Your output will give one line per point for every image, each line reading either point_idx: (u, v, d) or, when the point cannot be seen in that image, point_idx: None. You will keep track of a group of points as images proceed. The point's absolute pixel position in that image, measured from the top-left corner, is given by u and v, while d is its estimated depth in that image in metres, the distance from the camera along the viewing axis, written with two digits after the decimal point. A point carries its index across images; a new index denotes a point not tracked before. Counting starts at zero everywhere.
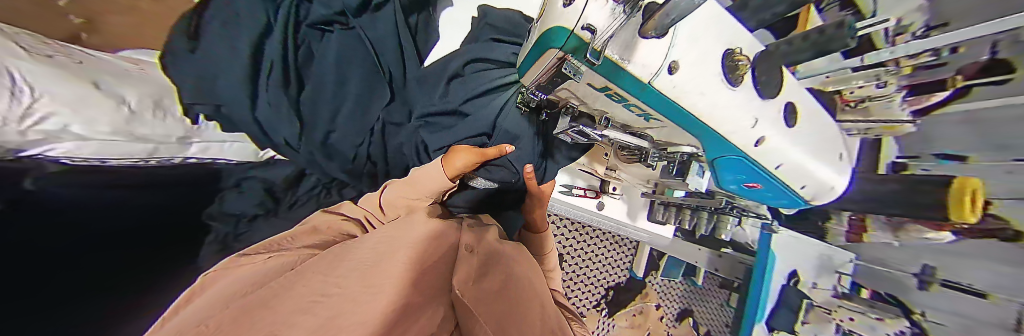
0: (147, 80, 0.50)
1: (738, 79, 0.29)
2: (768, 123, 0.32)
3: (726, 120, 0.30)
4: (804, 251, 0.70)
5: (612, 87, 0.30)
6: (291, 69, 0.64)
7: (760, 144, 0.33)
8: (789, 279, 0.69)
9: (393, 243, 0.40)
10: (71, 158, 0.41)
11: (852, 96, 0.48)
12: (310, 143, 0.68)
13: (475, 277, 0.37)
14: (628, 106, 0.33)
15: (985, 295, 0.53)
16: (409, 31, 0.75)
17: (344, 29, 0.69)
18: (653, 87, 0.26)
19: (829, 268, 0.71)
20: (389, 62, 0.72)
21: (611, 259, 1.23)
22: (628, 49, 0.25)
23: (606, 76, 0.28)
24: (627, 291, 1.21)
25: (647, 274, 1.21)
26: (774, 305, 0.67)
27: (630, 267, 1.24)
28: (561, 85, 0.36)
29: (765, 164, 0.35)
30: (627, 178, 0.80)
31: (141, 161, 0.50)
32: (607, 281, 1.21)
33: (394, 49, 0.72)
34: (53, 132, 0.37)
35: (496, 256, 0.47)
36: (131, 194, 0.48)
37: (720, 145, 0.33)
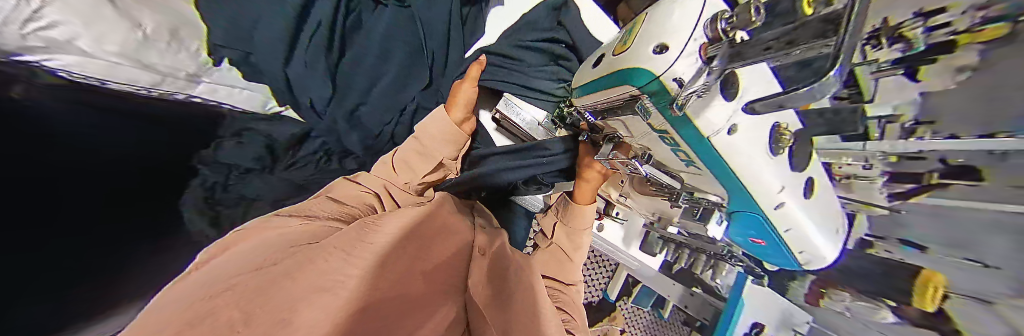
0: (167, 10, 0.47)
1: (779, 149, 0.31)
2: (792, 192, 0.34)
3: (762, 185, 0.32)
4: (773, 307, 0.75)
5: (671, 132, 0.30)
6: (338, 34, 0.60)
7: (782, 211, 0.35)
8: (751, 330, 0.74)
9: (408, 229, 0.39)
10: (69, 72, 0.38)
11: (840, 171, 0.47)
12: (339, 110, 0.65)
13: (482, 283, 0.38)
14: (674, 151, 0.34)
15: None
16: (463, 19, 0.73)
17: (399, 6, 0.67)
18: (709, 140, 0.27)
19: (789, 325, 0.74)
20: (434, 48, 0.70)
21: (590, 276, 1.27)
22: (702, 107, 0.25)
23: (673, 124, 0.28)
24: (597, 311, 1.24)
25: (619, 298, 1.26)
26: None
27: (606, 289, 1.29)
28: (617, 116, 0.36)
29: (779, 227, 0.37)
30: (633, 206, 0.78)
31: (141, 90, 0.46)
32: None
33: (443, 36, 0.69)
34: (58, 43, 0.35)
35: (499, 261, 0.48)
36: (112, 123, 0.44)
37: (746, 203, 0.36)
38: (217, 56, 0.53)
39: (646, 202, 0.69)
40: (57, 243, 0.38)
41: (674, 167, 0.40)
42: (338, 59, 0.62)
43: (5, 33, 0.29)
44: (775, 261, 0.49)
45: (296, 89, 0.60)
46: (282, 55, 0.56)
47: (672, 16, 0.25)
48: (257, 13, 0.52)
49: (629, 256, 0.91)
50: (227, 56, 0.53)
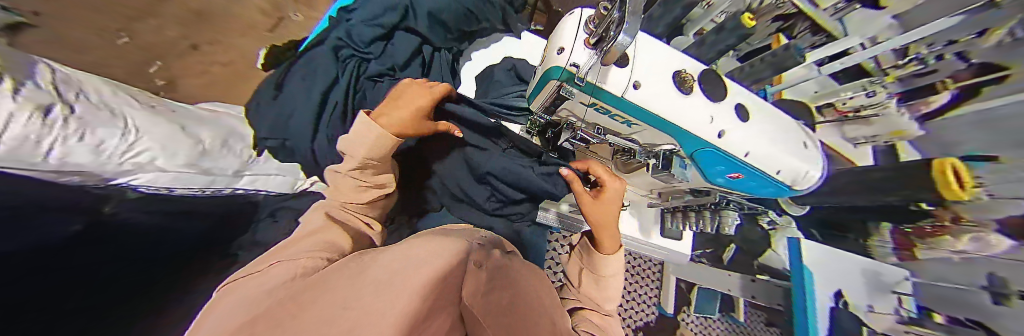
0: (220, 126, 0.61)
1: (688, 88, 0.37)
2: (724, 119, 0.38)
3: (688, 123, 0.36)
4: (840, 266, 0.70)
5: (599, 102, 0.36)
6: (349, 110, 0.69)
7: (726, 146, 0.38)
8: (837, 300, 0.68)
9: (388, 261, 0.38)
10: (146, 187, 0.47)
11: (846, 107, 0.69)
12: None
13: (480, 292, 0.34)
14: (607, 116, 0.39)
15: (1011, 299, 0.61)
16: (452, 76, 0.85)
17: (392, 80, 0.75)
18: (626, 98, 0.34)
19: (880, 287, 0.72)
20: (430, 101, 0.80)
21: (636, 293, 1.07)
22: (601, 74, 0.33)
23: (591, 95, 0.35)
24: (660, 332, 1.05)
25: (678, 310, 1.07)
26: (829, 330, 0.64)
27: (658, 302, 1.08)
28: (560, 105, 0.42)
29: (732, 152, 0.39)
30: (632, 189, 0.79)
31: (198, 190, 0.55)
32: (633, 320, 1.04)
33: (438, 89, 0.81)
34: (142, 164, 0.45)
35: (495, 273, 0.43)
36: (175, 225, 0.50)
37: (689, 142, 0.39)
38: (262, 148, 0.66)
39: (641, 181, 0.71)
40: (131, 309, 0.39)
41: (624, 131, 0.43)
42: (353, 129, 0.72)
43: (105, 164, 0.40)
44: (768, 194, 0.47)
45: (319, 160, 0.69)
46: (309, 134, 0.65)
47: (563, 29, 0.35)
48: (287, 111, 0.65)
49: (654, 246, 0.84)
50: (267, 146, 0.66)
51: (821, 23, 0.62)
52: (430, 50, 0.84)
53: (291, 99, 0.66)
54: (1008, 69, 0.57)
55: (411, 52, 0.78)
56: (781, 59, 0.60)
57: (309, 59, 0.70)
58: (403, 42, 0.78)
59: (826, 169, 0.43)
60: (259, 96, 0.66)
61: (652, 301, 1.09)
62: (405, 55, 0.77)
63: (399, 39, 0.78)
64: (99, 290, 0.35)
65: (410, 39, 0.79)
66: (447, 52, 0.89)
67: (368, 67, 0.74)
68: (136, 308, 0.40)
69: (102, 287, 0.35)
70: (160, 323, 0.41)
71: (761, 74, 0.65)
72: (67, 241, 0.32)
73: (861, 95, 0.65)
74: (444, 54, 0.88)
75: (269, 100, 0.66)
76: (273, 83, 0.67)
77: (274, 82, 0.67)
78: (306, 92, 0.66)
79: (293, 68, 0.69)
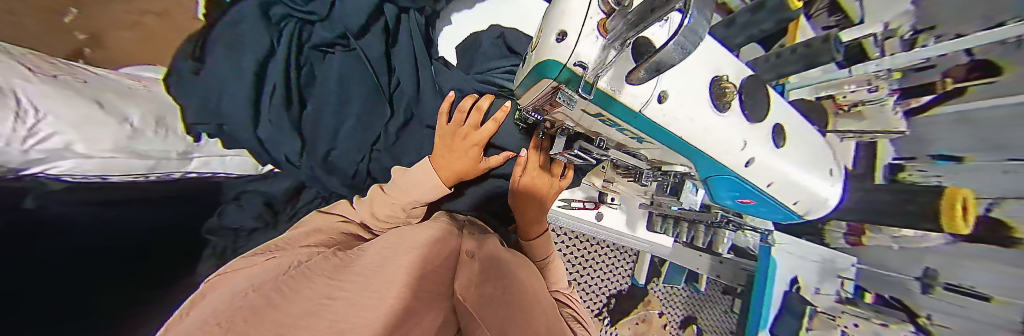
0: (148, 99, 0.51)
1: (724, 105, 0.31)
2: (758, 145, 0.33)
3: (713, 148, 0.32)
4: (800, 256, 0.75)
5: (606, 113, 0.31)
6: (294, 91, 0.63)
7: (746, 175, 0.35)
8: (791, 285, 0.74)
9: (377, 258, 0.35)
10: (72, 176, 0.40)
11: (846, 102, 0.59)
12: (312, 156, 0.68)
13: (477, 284, 0.31)
14: (615, 127, 0.35)
15: (933, 288, 0.64)
16: (423, 48, 0.74)
17: (347, 51, 0.70)
18: (644, 111, 0.29)
19: (830, 271, 0.76)
20: (401, 76, 0.73)
21: (613, 266, 1.15)
22: (617, 81, 0.27)
23: (603, 106, 0.29)
24: (630, 299, 1.15)
25: (649, 281, 1.16)
26: (779, 310, 0.73)
27: (633, 274, 1.18)
28: (558, 108, 0.35)
29: (752, 181, 0.36)
30: (625, 189, 0.79)
31: (142, 176, 0.50)
32: (608, 289, 1.14)
33: (409, 59, 0.72)
34: (55, 151, 0.37)
35: (490, 263, 0.40)
36: (125, 213, 0.46)
37: (708, 169, 0.36)
38: (196, 132, 0.57)
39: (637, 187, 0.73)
40: (94, 303, 0.36)
41: (632, 145, 0.40)
42: (302, 111, 0.65)
43: (7, 153, 0.31)
44: (775, 218, 0.46)
45: (269, 148, 0.64)
46: (249, 117, 0.59)
47: (569, 9, 0.27)
48: (222, 88, 0.58)
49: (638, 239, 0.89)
50: (203, 131, 0.58)
51: (842, 5, 0.62)
52: (394, 14, 0.73)
53: (221, 70, 0.57)
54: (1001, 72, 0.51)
55: (366, 28, 0.69)
56: (814, 52, 0.44)
57: (242, 18, 0.61)
58: (357, 4, 0.68)
59: (842, 194, 0.41)
60: (175, 67, 0.55)
61: (627, 273, 1.18)
62: (360, 26, 0.68)
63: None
64: (60, 285, 0.32)
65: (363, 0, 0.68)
66: (417, 15, 0.77)
67: (318, 39, 0.67)
68: (105, 300, 0.38)
69: (64, 278, 0.33)
70: (134, 306, 0.41)
71: (784, 70, 0.49)
72: (2, 242, 0.27)
73: (863, 90, 0.55)
74: (413, 19, 0.76)
75: (190, 74, 0.55)
76: (191, 49, 0.56)
77: (192, 48, 0.56)
78: (240, 66, 0.59)
79: (212, 35, 0.58)
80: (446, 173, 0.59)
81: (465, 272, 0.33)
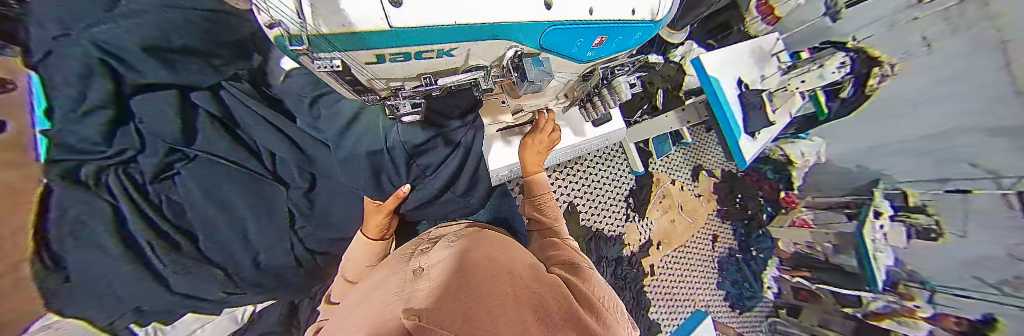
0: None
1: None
2: None
3: (578, 7, 0.19)
4: (735, 57, 0.73)
5: (383, 52, 0.16)
6: (166, 227, 0.36)
7: (634, 11, 0.23)
8: (742, 87, 0.73)
9: (338, 324, 0.21)
10: None
11: None
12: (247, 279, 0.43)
13: (455, 275, 0.19)
14: (438, 58, 0.19)
15: (839, 15, 0.78)
16: (261, 100, 0.42)
17: (188, 162, 0.37)
18: (405, 29, 0.14)
19: (765, 57, 0.78)
20: (262, 141, 0.41)
21: (610, 172, 1.08)
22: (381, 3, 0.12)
23: (355, 48, 0.15)
24: (642, 189, 1.10)
25: (647, 164, 1.12)
26: (744, 114, 0.71)
27: (631, 168, 1.11)
28: (370, 82, 0.20)
29: (640, 15, 0.23)
30: (542, 98, 0.41)
31: None
32: (620, 193, 1.08)
33: (256, 119, 0.40)
34: None
35: (480, 250, 0.27)
36: None
37: (577, 42, 0.23)
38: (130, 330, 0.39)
39: (545, 94, 0.39)
40: None
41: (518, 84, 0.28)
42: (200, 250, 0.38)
43: None
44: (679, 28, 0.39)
45: (201, 297, 0.40)
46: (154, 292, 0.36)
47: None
48: (107, 276, 0.33)
49: (590, 143, 0.61)
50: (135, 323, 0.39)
51: None
52: (207, 93, 0.38)
53: None
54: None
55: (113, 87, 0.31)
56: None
57: None
58: (118, 27, 0.30)
59: None
60: None
61: (625, 170, 1.11)
62: (106, 87, 0.30)
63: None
64: None
65: (123, 24, 0.31)
66: (240, 83, 0.42)
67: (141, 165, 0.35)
68: None
69: None
70: None
71: None
72: None
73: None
74: (234, 87, 0.40)
75: None
76: None
77: None
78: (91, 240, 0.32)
79: None
80: (366, 233, 0.38)
81: (429, 273, 0.21)
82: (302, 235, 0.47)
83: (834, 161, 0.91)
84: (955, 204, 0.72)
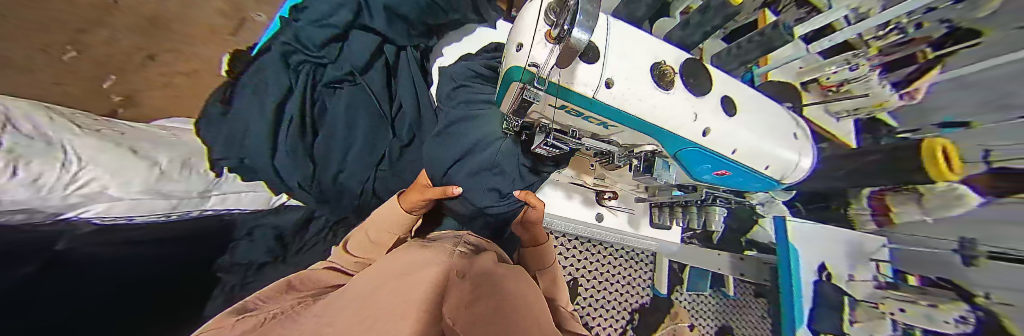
0: (174, 145, 0.41)
1: (704, 88, 0.21)
2: (789, 147, 0.25)
3: (725, 144, 0.22)
4: (824, 237, 0.60)
5: (569, 106, 0.21)
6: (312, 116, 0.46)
7: (768, 167, 0.25)
8: (821, 274, 0.58)
9: (386, 268, 0.23)
10: (105, 217, 0.31)
11: (830, 82, 0.48)
12: (319, 185, 0.46)
13: (505, 297, 0.19)
14: (596, 124, 0.23)
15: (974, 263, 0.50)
16: (420, 70, 0.55)
17: (354, 84, 0.49)
18: (599, 101, 0.20)
19: (858, 255, 0.60)
20: (403, 95, 0.52)
21: (630, 276, 0.99)
22: (590, 85, 0.19)
23: (558, 96, 0.20)
24: (654, 312, 0.97)
25: (672, 290, 0.99)
26: (813, 304, 0.56)
27: (652, 284, 1.00)
28: (533, 115, 0.26)
29: (770, 172, 0.25)
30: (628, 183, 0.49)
31: (165, 216, 0.38)
32: (630, 303, 0.97)
33: (410, 83, 0.52)
34: (92, 196, 0.28)
35: (518, 285, 0.27)
36: (130, 265, 0.31)
37: (705, 167, 0.25)
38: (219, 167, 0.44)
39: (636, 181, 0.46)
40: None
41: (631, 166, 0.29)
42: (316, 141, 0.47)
43: (49, 200, 0.24)
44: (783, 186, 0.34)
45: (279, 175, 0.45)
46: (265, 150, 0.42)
47: (527, 10, 0.21)
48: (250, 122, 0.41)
49: (645, 239, 0.59)
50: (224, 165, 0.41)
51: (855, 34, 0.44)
52: (393, 47, 0.52)
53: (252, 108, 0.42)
54: (980, 36, 0.41)
55: (348, 19, 0.46)
56: (768, 39, 0.46)
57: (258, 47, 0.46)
58: None
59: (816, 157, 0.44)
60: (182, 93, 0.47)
61: (647, 282, 1.00)
62: (345, 17, 0.45)
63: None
64: None
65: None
66: (414, 51, 0.55)
67: (324, 72, 0.47)
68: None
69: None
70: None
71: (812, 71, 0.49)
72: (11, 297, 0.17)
73: (844, 70, 0.46)
74: (409, 53, 0.54)
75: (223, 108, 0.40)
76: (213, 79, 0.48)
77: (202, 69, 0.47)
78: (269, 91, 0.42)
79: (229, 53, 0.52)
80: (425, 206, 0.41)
81: (483, 278, 0.22)
82: (377, 176, 0.51)
83: None
84: None
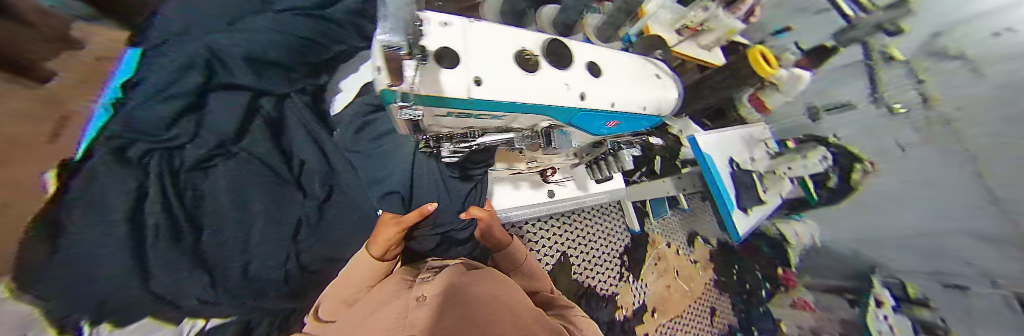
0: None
1: (566, 62, 0.24)
2: (653, 86, 0.29)
3: (604, 101, 0.25)
4: (729, 139, 0.79)
5: (455, 112, 0.21)
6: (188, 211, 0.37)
7: (644, 108, 0.28)
8: (733, 166, 0.76)
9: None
10: None
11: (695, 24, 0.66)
12: (228, 288, 0.40)
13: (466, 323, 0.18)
14: (491, 120, 0.23)
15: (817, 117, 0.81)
16: (317, 116, 0.49)
17: (231, 156, 0.41)
18: (480, 100, 0.19)
19: (753, 142, 0.82)
20: (304, 148, 0.46)
21: (607, 228, 1.09)
22: (462, 86, 0.18)
23: (437, 106, 0.19)
24: (636, 249, 1.09)
25: (642, 224, 1.12)
26: (736, 191, 0.73)
27: (626, 226, 1.12)
28: (430, 130, 0.25)
29: (649, 111, 0.29)
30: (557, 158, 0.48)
31: None
32: (615, 250, 1.07)
33: (306, 131, 0.47)
34: None
35: (488, 294, 0.26)
36: None
37: (597, 124, 0.28)
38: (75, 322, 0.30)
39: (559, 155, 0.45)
40: None
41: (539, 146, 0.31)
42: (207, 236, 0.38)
43: None
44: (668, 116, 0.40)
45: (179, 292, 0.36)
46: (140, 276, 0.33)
47: None
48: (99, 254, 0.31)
49: (598, 195, 0.65)
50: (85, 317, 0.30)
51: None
52: (274, 98, 0.46)
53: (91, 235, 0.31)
54: None
55: (201, 81, 0.36)
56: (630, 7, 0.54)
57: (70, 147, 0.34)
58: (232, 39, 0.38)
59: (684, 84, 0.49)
60: None
61: (623, 227, 1.11)
62: (193, 82, 0.36)
63: (189, 9, 0.34)
64: None
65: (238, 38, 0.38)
66: (302, 95, 0.50)
67: (183, 154, 0.37)
68: None
69: None
70: None
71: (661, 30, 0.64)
72: None
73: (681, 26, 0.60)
74: (297, 99, 0.49)
75: None
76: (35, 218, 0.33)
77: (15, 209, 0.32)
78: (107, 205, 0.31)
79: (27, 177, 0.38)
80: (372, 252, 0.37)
81: (442, 308, 0.21)
82: (302, 249, 0.47)
83: (829, 245, 0.88)
84: (960, 306, 0.68)
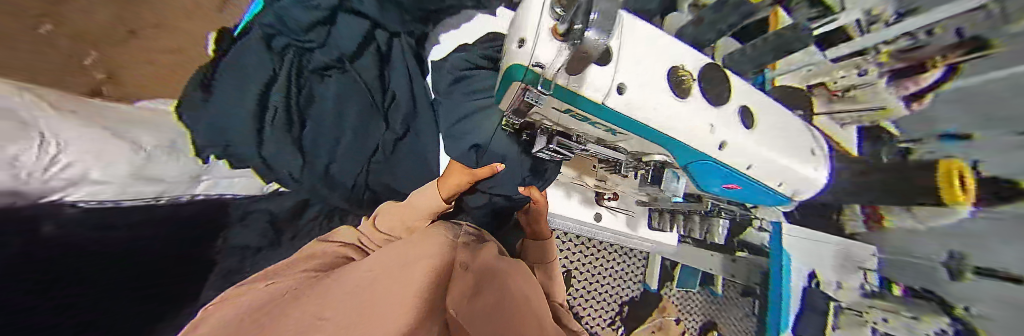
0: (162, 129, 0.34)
1: (722, 98, 0.21)
2: (806, 163, 0.23)
3: (739, 159, 0.22)
4: None
5: (575, 110, 0.22)
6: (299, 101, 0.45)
7: (782, 184, 0.23)
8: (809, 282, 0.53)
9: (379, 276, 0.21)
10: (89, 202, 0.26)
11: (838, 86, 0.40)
12: None
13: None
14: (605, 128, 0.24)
15: (960, 278, 0.35)
16: (414, 58, 0.53)
17: (341, 71, 0.48)
18: (610, 107, 0.20)
19: None
20: (396, 84, 0.51)
21: (622, 271, 1.00)
22: (601, 90, 0.19)
23: (564, 99, 0.21)
24: (643, 306, 0.99)
25: (662, 285, 1.00)
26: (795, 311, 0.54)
27: (644, 278, 1.02)
28: (538, 115, 0.26)
29: (783, 190, 0.24)
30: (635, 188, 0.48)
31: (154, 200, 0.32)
32: (620, 296, 0.99)
33: (404, 70, 0.51)
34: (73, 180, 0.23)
35: (516, 303, 0.25)
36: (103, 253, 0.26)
37: (713, 178, 0.24)
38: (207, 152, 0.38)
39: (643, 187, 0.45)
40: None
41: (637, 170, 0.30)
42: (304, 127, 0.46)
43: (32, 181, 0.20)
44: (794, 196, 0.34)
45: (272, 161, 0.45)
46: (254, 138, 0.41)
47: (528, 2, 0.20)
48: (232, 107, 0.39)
49: (641, 239, 0.58)
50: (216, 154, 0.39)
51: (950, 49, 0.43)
52: (386, 33, 0.51)
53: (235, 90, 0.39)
54: None
55: None
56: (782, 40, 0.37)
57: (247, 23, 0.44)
58: None
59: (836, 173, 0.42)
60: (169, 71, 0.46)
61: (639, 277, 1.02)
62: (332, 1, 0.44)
63: None
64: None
65: None
66: (409, 38, 0.53)
67: (311, 57, 0.46)
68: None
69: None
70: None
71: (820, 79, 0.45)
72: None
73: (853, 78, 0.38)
74: (403, 40, 0.53)
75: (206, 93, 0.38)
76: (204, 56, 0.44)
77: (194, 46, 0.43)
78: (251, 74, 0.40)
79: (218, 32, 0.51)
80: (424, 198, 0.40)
81: (480, 301, 0.20)
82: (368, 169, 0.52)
83: None
84: None
